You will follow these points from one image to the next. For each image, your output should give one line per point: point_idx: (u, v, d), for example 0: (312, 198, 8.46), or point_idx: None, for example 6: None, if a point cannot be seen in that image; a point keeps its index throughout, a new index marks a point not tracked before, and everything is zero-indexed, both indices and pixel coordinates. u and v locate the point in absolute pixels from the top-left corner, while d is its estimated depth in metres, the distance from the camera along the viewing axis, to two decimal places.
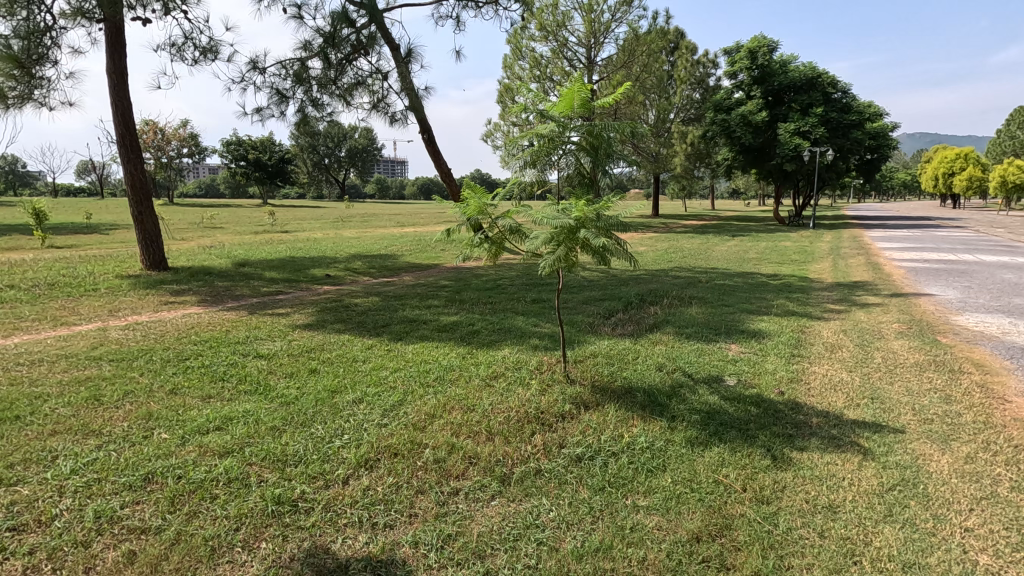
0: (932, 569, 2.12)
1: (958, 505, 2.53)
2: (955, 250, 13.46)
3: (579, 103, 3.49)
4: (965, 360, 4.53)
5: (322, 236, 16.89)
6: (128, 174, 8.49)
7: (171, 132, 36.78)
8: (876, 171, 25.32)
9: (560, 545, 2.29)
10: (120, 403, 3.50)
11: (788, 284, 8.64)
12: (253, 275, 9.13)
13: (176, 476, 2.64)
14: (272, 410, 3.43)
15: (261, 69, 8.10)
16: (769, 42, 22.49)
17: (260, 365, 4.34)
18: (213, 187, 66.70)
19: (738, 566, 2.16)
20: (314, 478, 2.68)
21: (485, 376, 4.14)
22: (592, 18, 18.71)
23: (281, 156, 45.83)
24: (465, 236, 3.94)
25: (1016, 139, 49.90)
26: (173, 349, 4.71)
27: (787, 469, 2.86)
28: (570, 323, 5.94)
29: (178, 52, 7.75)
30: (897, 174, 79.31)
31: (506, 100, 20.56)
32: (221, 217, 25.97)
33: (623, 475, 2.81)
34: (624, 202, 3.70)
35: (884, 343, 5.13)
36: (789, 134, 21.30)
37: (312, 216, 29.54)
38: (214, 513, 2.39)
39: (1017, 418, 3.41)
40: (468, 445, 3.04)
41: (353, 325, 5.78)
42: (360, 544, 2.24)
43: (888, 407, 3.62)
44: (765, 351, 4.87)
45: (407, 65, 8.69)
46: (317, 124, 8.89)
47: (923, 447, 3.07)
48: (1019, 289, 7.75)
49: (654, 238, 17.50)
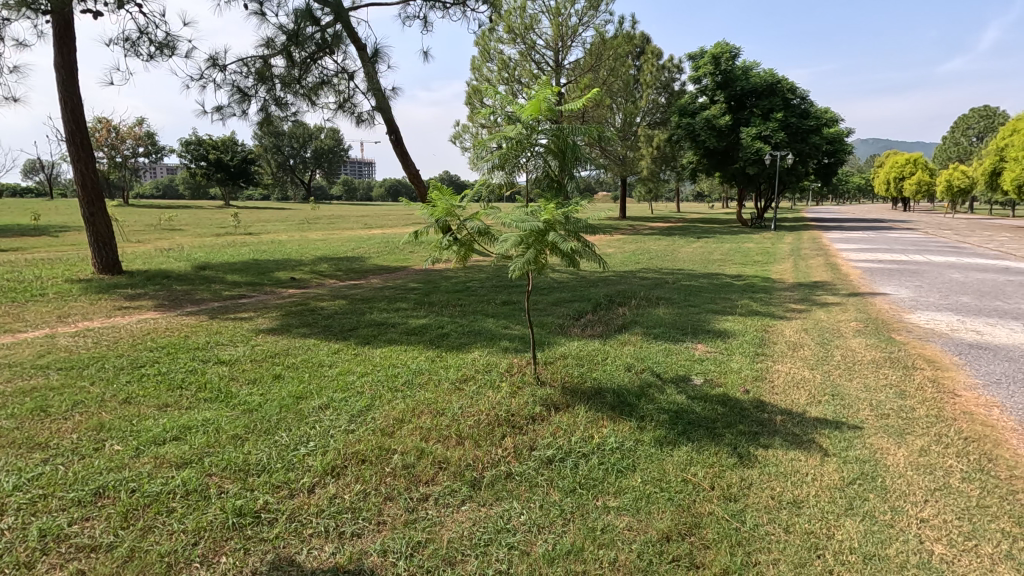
0: (890, 560, 2.19)
1: (914, 497, 2.62)
2: (907, 250, 14.20)
3: (546, 108, 3.47)
4: (918, 356, 4.73)
5: (288, 237, 16.64)
6: (78, 173, 8.09)
7: (126, 130, 35.34)
8: (833, 174, 26.40)
9: (531, 548, 2.27)
10: (69, 414, 3.33)
11: (752, 284, 8.87)
12: (214, 278, 8.87)
13: (129, 490, 2.52)
14: (233, 418, 3.31)
15: (220, 66, 7.82)
16: (731, 48, 23.15)
17: (221, 371, 4.18)
18: (171, 187, 64.56)
19: (707, 565, 2.17)
20: (278, 487, 2.60)
21: (455, 379, 4.10)
22: (560, 22, 18.79)
23: (243, 156, 44.59)
24: (433, 237, 3.87)
25: (960, 145, 52.59)
26: (126, 357, 4.51)
27: (753, 466, 2.91)
28: (541, 324, 5.97)
29: (132, 47, 7.42)
30: (853, 179, 82.38)
31: (474, 101, 20.50)
32: (179, 218, 25.17)
33: (594, 476, 2.82)
34: (593, 205, 3.70)
35: (843, 341, 5.28)
36: (751, 138, 22.04)
37: (276, 219, 29.26)
38: (171, 528, 2.28)
39: (966, 411, 3.57)
40: (438, 450, 2.99)
41: (319, 329, 5.65)
42: (327, 555, 2.17)
43: (847, 404, 3.74)
44: (730, 350, 4.97)
45: (374, 65, 8.55)
46: (281, 124, 8.65)
47: (880, 442, 3.17)
48: (965, 289, 8.12)
49: (622, 240, 17.80)
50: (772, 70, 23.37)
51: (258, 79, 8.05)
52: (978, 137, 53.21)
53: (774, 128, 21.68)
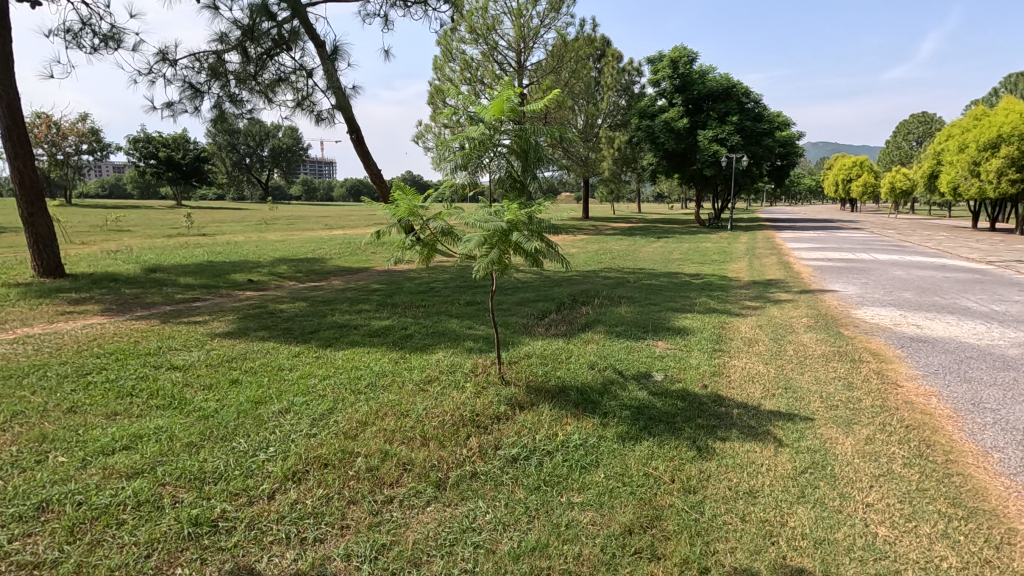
0: (838, 544, 2.30)
1: (860, 483, 2.75)
2: (855, 249, 14.84)
3: (508, 109, 3.48)
4: (864, 350, 4.97)
5: (244, 239, 16.13)
6: (16, 170, 7.63)
7: (68, 127, 33.62)
8: (785, 176, 27.41)
9: (497, 546, 2.28)
10: (7, 426, 3.15)
11: (710, 282, 9.11)
12: (165, 281, 8.53)
13: (75, 503, 2.41)
14: (188, 425, 3.20)
15: (171, 61, 7.54)
16: (688, 52, 23.72)
17: (175, 377, 4.03)
18: (119, 186, 61.80)
19: (668, 555, 2.23)
20: (236, 495, 2.53)
21: (419, 380, 4.07)
22: (522, 23, 18.85)
23: (196, 155, 43.00)
24: (395, 237, 3.83)
25: (902, 150, 55.30)
26: (72, 364, 4.30)
27: (711, 458, 3.00)
28: (505, 324, 5.99)
29: (75, 39, 7.07)
30: (804, 181, 85.61)
31: (437, 101, 20.40)
32: (128, 219, 24.13)
33: (557, 474, 2.84)
34: (556, 205, 3.74)
35: (795, 336, 5.50)
36: (708, 141, 22.68)
37: (231, 218, 28.28)
38: (121, 540, 2.19)
39: (908, 401, 3.77)
40: (402, 452, 2.97)
41: (278, 332, 5.51)
42: (288, 562, 2.13)
43: (799, 396, 3.90)
44: (689, 347, 5.11)
45: (334, 62, 8.39)
46: (236, 122, 8.40)
47: (829, 432, 3.32)
48: (907, 286, 8.55)
49: (584, 240, 18.07)
50: (728, 74, 24.07)
51: (211, 75, 7.79)
52: (918, 141, 56.09)
53: (729, 131, 22.40)
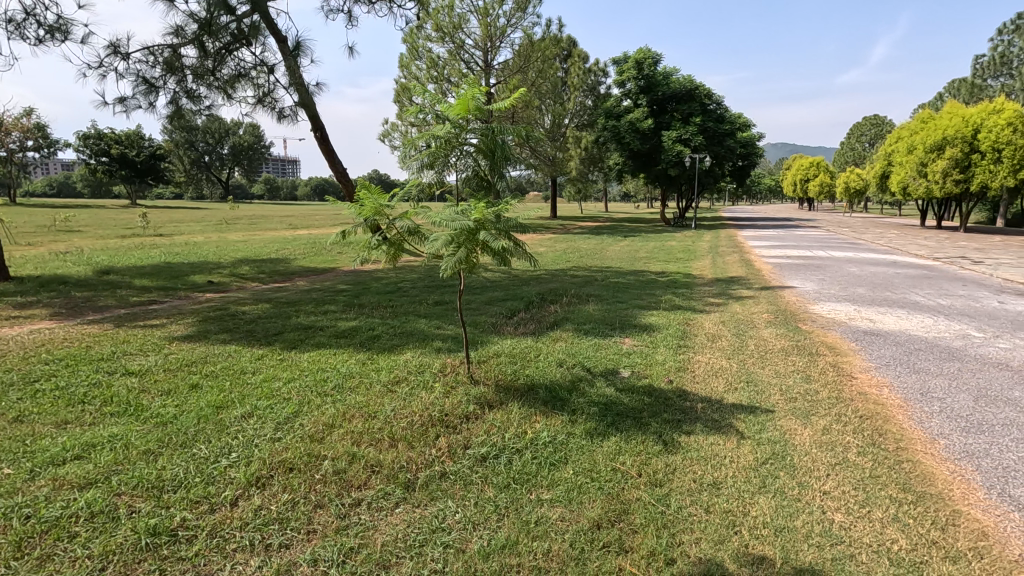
0: (797, 531, 2.38)
1: (817, 472, 2.86)
2: (812, 247, 15.36)
3: (474, 107, 3.49)
4: (821, 343, 5.16)
5: (203, 240, 15.63)
6: None
7: (10, 122, 31.87)
8: (746, 176, 28.19)
9: (467, 546, 2.28)
10: None
11: (675, 280, 9.30)
12: (120, 283, 8.21)
13: (22, 517, 2.29)
14: (145, 432, 3.09)
15: (123, 54, 7.24)
16: (652, 53, 24.11)
17: (130, 383, 3.88)
18: (68, 185, 59.02)
19: (635, 548, 2.27)
20: (197, 502, 2.46)
21: (387, 381, 4.03)
22: (488, 22, 18.82)
23: (150, 153, 41.38)
24: (361, 237, 3.77)
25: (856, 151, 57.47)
26: (18, 371, 4.08)
27: (677, 452, 3.07)
28: (473, 323, 5.98)
29: (18, 29, 6.72)
30: (764, 181, 88.10)
31: (403, 100, 20.19)
32: (77, 219, 23.05)
33: (527, 471, 2.86)
34: (523, 204, 3.76)
35: (756, 332, 5.67)
36: (672, 142, 23.13)
37: (189, 218, 27.32)
38: (73, 554, 2.10)
39: (862, 391, 3.94)
40: (370, 454, 2.93)
41: (240, 334, 5.37)
42: (252, 569, 2.08)
43: (760, 390, 4.02)
44: (655, 343, 5.21)
45: (296, 58, 8.22)
46: (194, 118, 8.13)
47: (789, 424, 3.43)
48: (860, 282, 8.90)
49: (552, 239, 18.17)
50: (690, 76, 24.59)
51: (166, 69, 7.52)
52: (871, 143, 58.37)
53: (692, 132, 22.89)
